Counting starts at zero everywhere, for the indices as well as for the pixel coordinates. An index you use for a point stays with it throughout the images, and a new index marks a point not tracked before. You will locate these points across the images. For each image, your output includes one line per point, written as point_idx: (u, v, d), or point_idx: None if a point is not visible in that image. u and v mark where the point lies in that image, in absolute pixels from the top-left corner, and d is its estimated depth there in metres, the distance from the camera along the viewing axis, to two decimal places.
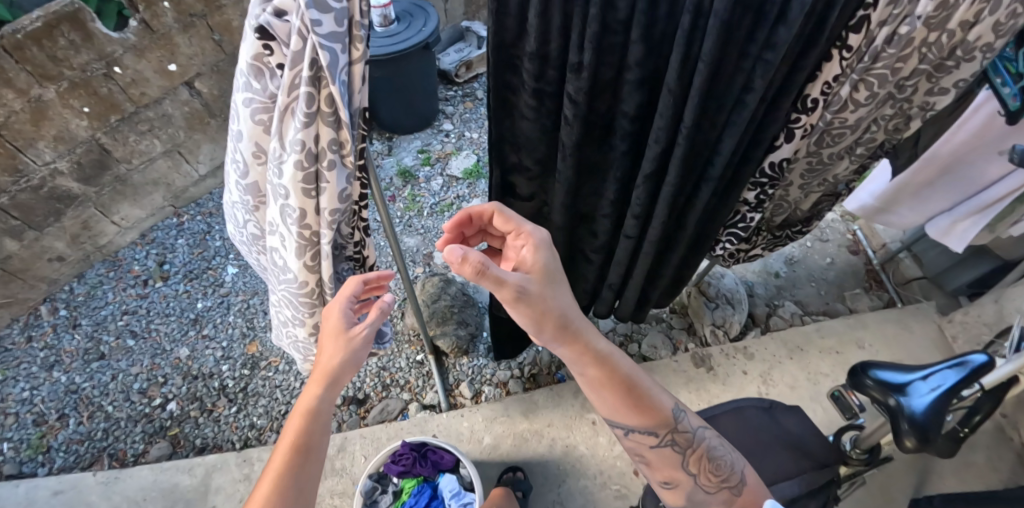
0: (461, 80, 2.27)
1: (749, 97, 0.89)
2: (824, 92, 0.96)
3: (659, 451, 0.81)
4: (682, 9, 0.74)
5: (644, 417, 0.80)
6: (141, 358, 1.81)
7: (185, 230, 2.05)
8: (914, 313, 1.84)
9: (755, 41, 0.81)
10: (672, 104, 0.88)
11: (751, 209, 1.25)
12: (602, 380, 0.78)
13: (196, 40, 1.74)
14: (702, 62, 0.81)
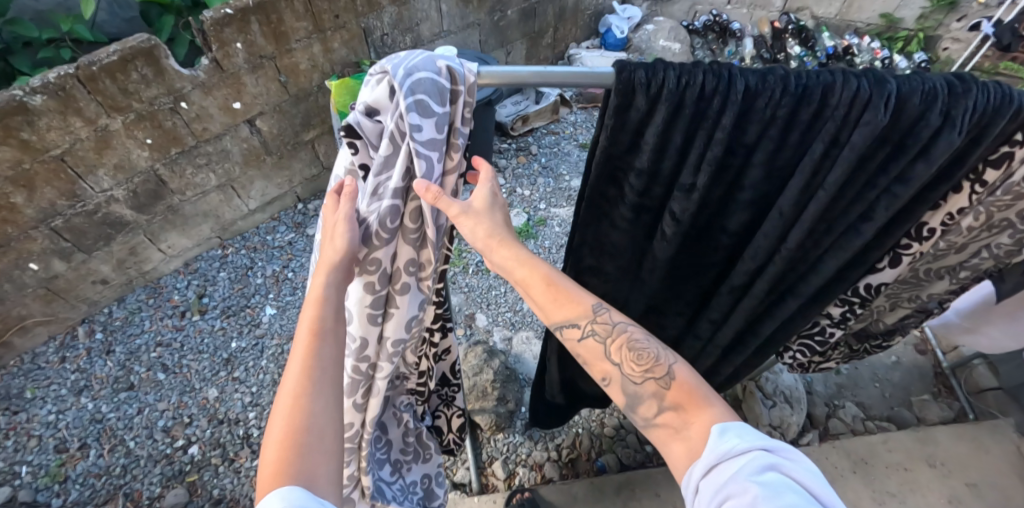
0: (516, 133, 2.24)
1: (866, 227, 0.75)
2: (946, 222, 0.78)
3: (585, 344, 0.69)
4: (817, 139, 0.66)
5: (566, 308, 0.68)
6: (170, 394, 1.78)
7: (228, 264, 2.04)
8: (992, 431, 1.65)
9: (887, 173, 0.70)
10: (780, 227, 0.77)
11: (831, 325, 0.98)
12: (525, 279, 0.67)
13: (263, 80, 1.72)
14: (824, 191, 0.70)
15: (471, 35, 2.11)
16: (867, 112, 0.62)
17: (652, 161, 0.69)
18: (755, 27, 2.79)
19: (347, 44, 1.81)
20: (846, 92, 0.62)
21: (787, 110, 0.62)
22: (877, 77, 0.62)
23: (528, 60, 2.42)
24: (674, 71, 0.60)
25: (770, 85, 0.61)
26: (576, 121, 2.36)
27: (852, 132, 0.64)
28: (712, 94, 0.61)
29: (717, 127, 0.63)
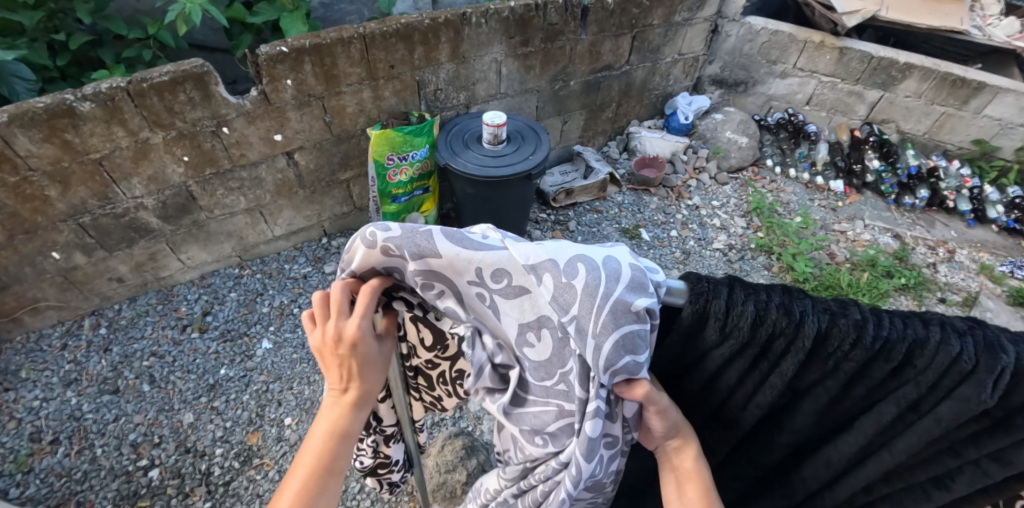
0: (557, 204, 2.13)
1: (940, 497, 0.57)
2: None
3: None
4: (889, 398, 0.51)
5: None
6: (149, 408, 1.74)
7: (241, 285, 2.05)
8: None
9: (979, 448, 0.51)
10: (826, 478, 0.61)
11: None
12: (688, 474, 0.55)
13: (308, 117, 1.73)
14: (892, 457, 0.54)
15: (528, 100, 2.06)
16: (966, 384, 0.46)
17: (701, 387, 0.58)
18: (833, 132, 2.61)
19: (399, 95, 1.80)
20: (941, 356, 0.47)
21: (855, 363, 0.50)
22: (989, 340, 0.46)
23: (585, 131, 2.34)
24: (725, 300, 0.50)
25: (839, 330, 0.49)
26: (624, 201, 2.23)
27: (939, 400, 0.49)
28: (778, 337, 0.50)
29: (775, 371, 0.53)
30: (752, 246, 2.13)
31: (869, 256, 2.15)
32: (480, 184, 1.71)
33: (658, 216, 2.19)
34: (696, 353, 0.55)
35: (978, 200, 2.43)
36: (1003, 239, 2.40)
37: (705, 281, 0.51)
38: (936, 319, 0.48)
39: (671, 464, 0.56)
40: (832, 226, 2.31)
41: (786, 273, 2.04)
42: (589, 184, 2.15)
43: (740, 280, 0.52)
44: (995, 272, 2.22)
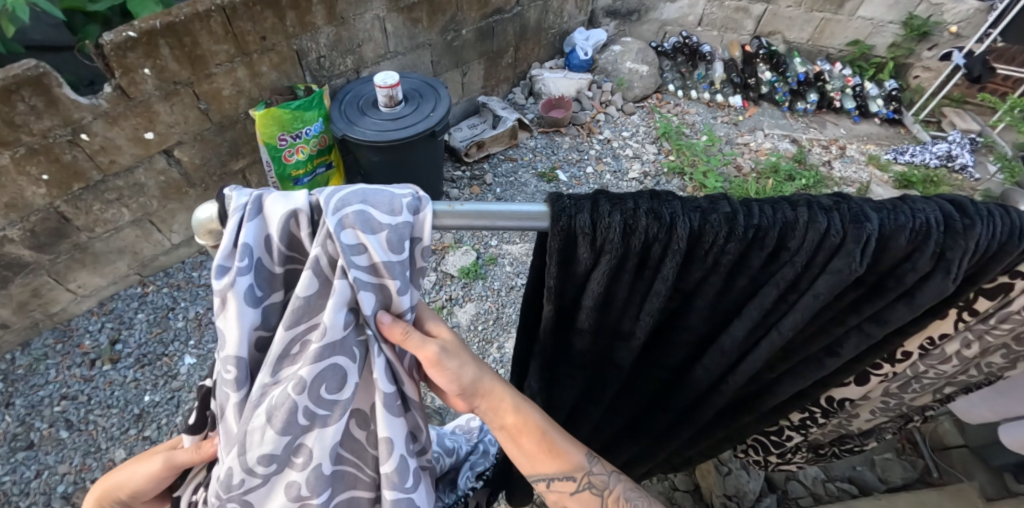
0: (470, 159, 2.08)
1: (830, 362, 0.63)
2: (924, 347, 0.70)
3: (577, 497, 0.60)
4: (769, 282, 0.53)
5: (558, 462, 0.57)
6: (72, 454, 1.59)
7: (148, 304, 1.88)
8: (951, 494, 1.46)
9: (859, 313, 0.57)
10: (725, 366, 0.64)
11: (792, 429, 0.96)
12: (519, 432, 0.55)
13: (179, 108, 1.55)
14: (778, 336, 0.57)
15: (421, 56, 1.96)
16: (837, 258, 0.49)
17: (592, 313, 0.54)
18: (726, 50, 2.70)
19: (278, 68, 1.66)
20: (812, 234, 0.48)
21: (733, 256, 0.50)
22: (854, 212, 0.49)
23: (487, 80, 2.27)
24: (589, 214, 0.46)
25: (713, 226, 0.48)
26: (536, 146, 2.21)
27: (816, 277, 0.52)
28: (653, 243, 0.48)
29: (658, 277, 0.51)
30: (665, 170, 2.19)
31: (772, 163, 2.29)
32: (384, 150, 1.62)
33: (572, 155, 2.20)
34: (574, 277, 0.51)
35: (861, 96, 2.61)
36: (885, 129, 2.62)
37: (565, 198, 0.46)
38: (803, 200, 0.50)
39: (497, 422, 0.55)
40: (736, 139, 2.43)
41: (699, 191, 2.12)
42: (500, 135, 2.12)
43: (605, 192, 0.48)
44: (882, 160, 2.42)
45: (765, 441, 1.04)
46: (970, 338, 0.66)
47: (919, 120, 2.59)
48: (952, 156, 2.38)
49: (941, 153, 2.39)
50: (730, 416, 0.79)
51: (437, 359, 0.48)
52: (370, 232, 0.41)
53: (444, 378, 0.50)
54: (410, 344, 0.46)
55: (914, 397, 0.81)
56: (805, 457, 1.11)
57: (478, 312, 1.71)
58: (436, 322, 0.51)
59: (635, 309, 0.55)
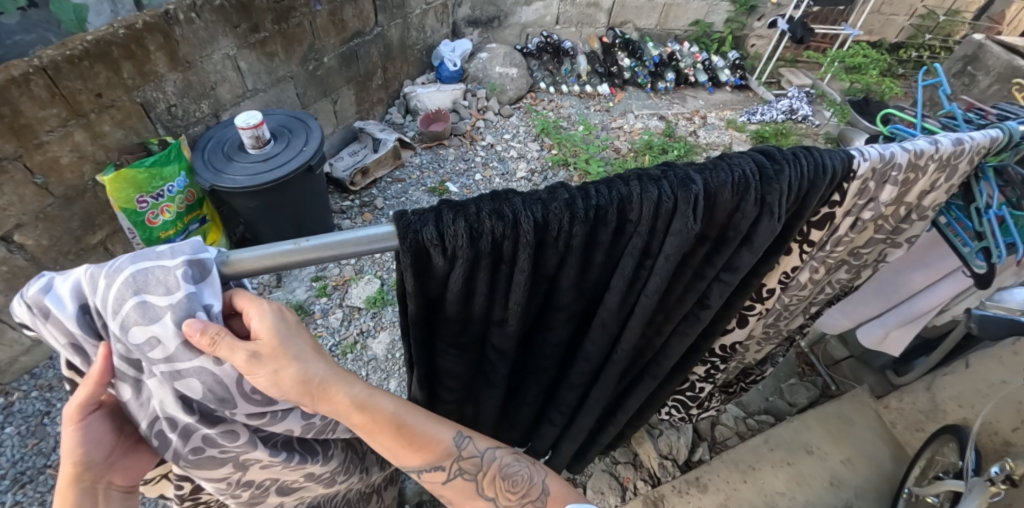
0: (357, 187, 2.04)
1: (705, 314, 0.70)
2: (781, 282, 0.75)
3: (450, 485, 0.60)
4: (626, 252, 0.58)
5: (421, 453, 0.56)
6: None
7: (15, 414, 1.59)
8: (851, 401, 1.70)
9: (712, 264, 0.63)
10: (610, 336, 0.68)
11: (701, 380, 1.06)
12: (368, 428, 0.52)
13: (11, 186, 1.36)
14: (646, 298, 0.63)
15: (284, 90, 1.89)
16: (676, 220, 0.55)
17: (460, 307, 0.56)
18: (586, 43, 2.89)
19: (122, 125, 1.51)
20: (647, 203, 0.54)
21: (581, 236, 0.54)
22: (680, 178, 0.55)
23: (360, 105, 2.24)
24: (434, 226, 0.48)
25: (555, 214, 0.52)
26: (422, 162, 2.22)
27: (663, 240, 0.57)
28: (502, 241, 0.51)
29: (516, 268, 0.53)
30: (550, 164, 2.29)
31: (646, 141, 2.47)
32: (258, 194, 1.55)
33: (459, 166, 2.23)
34: (438, 285, 0.53)
35: (710, 69, 2.90)
36: (736, 95, 2.91)
37: (410, 214, 0.48)
38: (634, 176, 0.55)
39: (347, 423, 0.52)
40: (610, 125, 2.59)
41: (585, 178, 2.24)
42: (382, 158, 2.10)
43: (448, 201, 0.50)
44: (739, 123, 2.70)
45: (683, 398, 1.13)
46: (814, 263, 0.73)
47: (761, 83, 2.93)
48: (794, 109, 2.71)
49: (784, 108, 2.72)
50: (636, 383, 0.84)
51: (255, 364, 0.44)
52: (154, 319, 0.44)
53: (270, 383, 0.46)
54: (222, 351, 0.43)
55: (787, 323, 0.92)
56: (720, 401, 1.23)
57: (393, 341, 1.69)
58: (263, 317, 0.45)
59: (506, 299, 0.57)
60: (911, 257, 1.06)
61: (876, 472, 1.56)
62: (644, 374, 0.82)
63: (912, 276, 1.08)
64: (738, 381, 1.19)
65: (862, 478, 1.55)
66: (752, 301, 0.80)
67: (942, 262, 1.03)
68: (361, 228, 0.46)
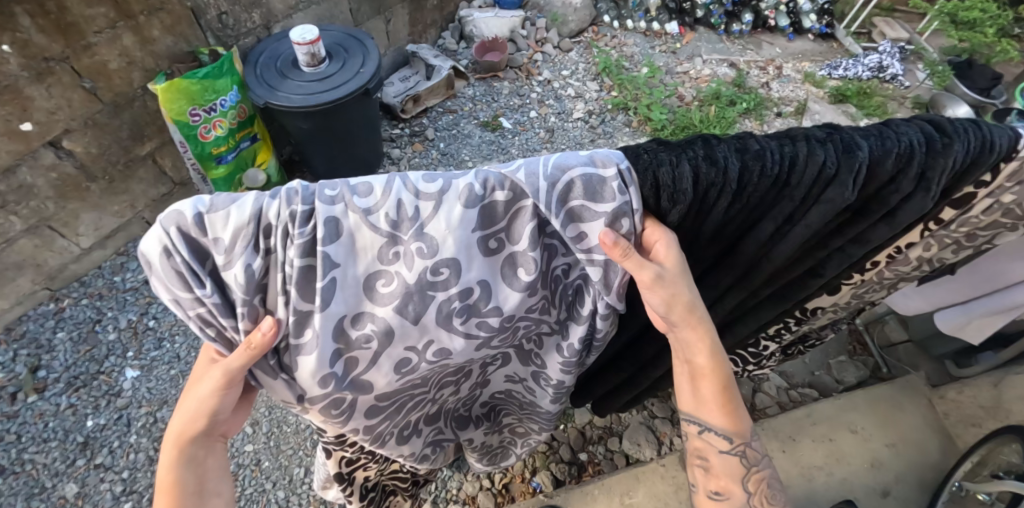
0: (408, 115, 1.94)
1: (812, 281, 0.65)
2: (888, 255, 0.69)
3: (721, 455, 0.62)
4: (765, 218, 0.51)
5: (722, 416, 0.59)
6: (10, 502, 1.32)
7: (67, 320, 1.57)
8: (904, 386, 1.63)
9: (842, 235, 0.57)
10: (712, 297, 0.65)
11: (766, 339, 0.97)
12: (702, 368, 0.56)
13: (58, 89, 1.31)
14: (768, 265, 0.57)
15: (338, 4, 1.76)
16: (830, 188, 0.48)
17: None
18: None
19: (171, 32, 1.42)
20: (811, 168, 0.47)
21: (768, 192, 0.48)
22: (846, 142, 0.47)
23: (413, 26, 2.08)
24: (670, 167, 0.44)
25: (755, 165, 0.46)
26: (475, 94, 2.09)
27: (809, 208, 0.50)
28: (709, 189, 0.46)
29: (708, 217, 0.49)
30: (609, 106, 2.14)
31: (714, 89, 2.28)
32: (314, 116, 1.47)
33: (513, 101, 2.09)
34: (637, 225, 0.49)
35: (794, 13, 2.61)
36: (819, 44, 2.63)
37: (645, 154, 0.45)
38: (801, 134, 0.48)
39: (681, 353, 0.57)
40: (676, 68, 2.39)
41: (645, 125, 2.09)
42: (434, 86, 1.98)
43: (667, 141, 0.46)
44: (818, 77, 2.45)
45: (743, 355, 1.04)
46: (932, 240, 0.68)
47: (850, 33, 2.63)
48: (883, 67, 2.45)
49: (872, 64, 2.45)
50: (714, 337, 0.83)
51: (652, 288, 0.47)
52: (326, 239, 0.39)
53: (656, 300, 0.49)
54: (626, 263, 0.44)
55: (868, 294, 0.85)
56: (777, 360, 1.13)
57: None
58: (666, 245, 0.46)
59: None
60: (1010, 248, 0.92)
61: (920, 459, 1.51)
62: (726, 329, 0.80)
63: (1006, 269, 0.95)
64: (802, 340, 1.09)
65: (907, 465, 1.51)
66: (852, 272, 0.73)
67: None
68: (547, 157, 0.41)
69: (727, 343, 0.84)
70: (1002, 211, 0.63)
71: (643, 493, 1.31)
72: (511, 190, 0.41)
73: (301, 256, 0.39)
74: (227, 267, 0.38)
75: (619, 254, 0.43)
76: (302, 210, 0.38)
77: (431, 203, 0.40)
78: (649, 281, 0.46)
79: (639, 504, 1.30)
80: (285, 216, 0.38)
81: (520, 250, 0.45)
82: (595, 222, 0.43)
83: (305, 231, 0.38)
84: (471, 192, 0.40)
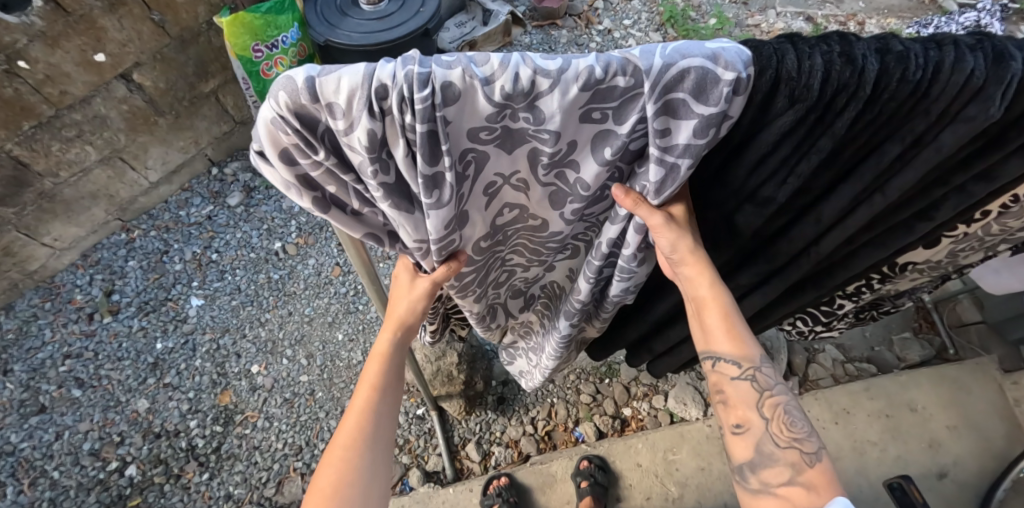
0: None
1: (921, 225, 0.61)
2: (1003, 206, 0.64)
3: (738, 387, 0.57)
4: (893, 137, 0.46)
5: (735, 348, 0.57)
6: (91, 412, 1.43)
7: (137, 250, 1.66)
8: (973, 368, 1.53)
9: (969, 169, 0.52)
10: (807, 240, 0.60)
11: (842, 297, 0.91)
12: (705, 302, 0.56)
13: (129, 21, 1.33)
14: (882, 199, 0.52)
15: None
16: (974, 103, 0.41)
17: (746, 175, 0.49)
18: None
19: None
20: (955, 79, 0.40)
21: (894, 106, 0.42)
22: (997, 50, 0.40)
23: None
24: (795, 56, 0.39)
25: (888, 70, 0.40)
26: (532, 43, 2.01)
27: (941, 129, 0.44)
28: (839, 92, 0.40)
29: (827, 132, 0.43)
30: None
31: None
32: (373, 56, 1.45)
33: (571, 51, 2.00)
34: (742, 137, 0.45)
35: None
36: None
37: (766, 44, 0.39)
38: (949, 38, 0.41)
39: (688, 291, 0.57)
40: (747, 21, 2.22)
41: None
42: (490, 33, 1.92)
43: (799, 35, 0.41)
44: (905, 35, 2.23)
45: (813, 313, 0.99)
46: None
47: None
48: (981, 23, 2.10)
49: (969, 23, 2.10)
50: (795, 292, 0.79)
51: (661, 234, 0.50)
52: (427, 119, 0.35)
53: (666, 244, 0.51)
54: (639, 212, 0.48)
55: (969, 252, 0.78)
56: (846, 324, 1.08)
57: None
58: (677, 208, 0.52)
59: (722, 174, 0.51)
60: None
61: (985, 445, 1.44)
62: (807, 280, 0.76)
63: None
64: (878, 305, 1.03)
65: (968, 448, 1.43)
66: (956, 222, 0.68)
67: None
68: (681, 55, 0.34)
69: (809, 295, 0.79)
70: None
71: (688, 450, 1.30)
72: (634, 77, 0.35)
73: (424, 123, 0.35)
74: (348, 134, 0.36)
75: (631, 201, 0.47)
76: (419, 74, 0.33)
77: (548, 83, 0.34)
78: (656, 225, 0.49)
79: (683, 460, 1.29)
80: (403, 77, 0.33)
81: (619, 132, 0.40)
82: (687, 122, 0.38)
83: (426, 95, 0.34)
84: (591, 76, 0.34)
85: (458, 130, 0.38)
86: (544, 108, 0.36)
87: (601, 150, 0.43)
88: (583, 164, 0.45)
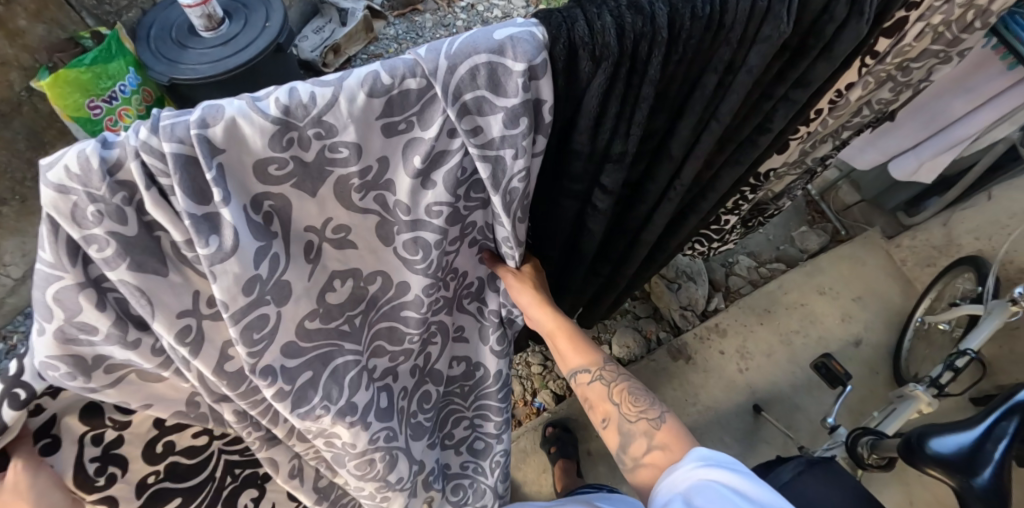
0: (331, 68, 1.82)
1: (762, 138, 0.68)
2: (832, 101, 0.72)
3: (593, 388, 0.77)
4: (708, 69, 0.53)
5: (583, 357, 0.78)
6: None
7: None
8: (863, 243, 1.72)
9: (785, 81, 0.59)
10: (672, 173, 0.67)
11: (726, 213, 0.99)
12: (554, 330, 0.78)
13: None
14: (718, 123, 0.59)
15: None
16: (767, 23, 0.49)
17: (589, 137, 0.54)
18: None
19: (40, 19, 1.27)
20: (742, 5, 0.47)
21: (695, 40, 0.49)
22: None
23: None
24: (585, 21, 0.44)
25: (680, 14, 0.46)
26: (398, 34, 1.96)
27: (748, 52, 0.52)
28: (639, 40, 0.46)
29: (645, 79, 0.49)
30: None
31: None
32: (227, 85, 1.35)
33: (439, 33, 1.97)
34: (572, 103, 0.50)
35: None
36: None
37: (555, 13, 0.44)
38: None
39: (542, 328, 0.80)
40: None
41: None
42: (352, 32, 1.84)
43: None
44: None
45: (707, 234, 1.07)
46: (869, 77, 0.70)
47: None
48: None
49: None
50: (680, 219, 0.85)
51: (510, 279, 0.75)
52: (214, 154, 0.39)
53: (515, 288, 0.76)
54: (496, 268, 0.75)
55: (817, 144, 0.88)
56: (739, 234, 1.17)
57: None
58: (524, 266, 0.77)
59: (567, 142, 0.55)
60: (953, 80, 0.92)
61: (884, 306, 1.63)
62: (685, 209, 0.83)
63: (949, 104, 0.95)
64: (762, 211, 1.12)
65: (873, 314, 1.62)
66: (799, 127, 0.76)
67: (988, 85, 0.90)
68: (452, 43, 0.41)
69: (695, 222, 0.86)
70: (930, 34, 0.67)
71: None
72: (422, 78, 0.41)
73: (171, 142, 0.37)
74: (76, 180, 0.36)
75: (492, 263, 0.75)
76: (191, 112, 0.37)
77: (331, 91, 0.39)
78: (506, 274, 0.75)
79: None
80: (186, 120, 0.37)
81: (423, 135, 0.46)
82: (494, 115, 0.46)
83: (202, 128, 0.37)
84: (378, 81, 0.40)
85: (239, 168, 0.41)
86: (341, 120, 0.41)
87: (410, 158, 0.48)
88: (396, 180, 0.50)
